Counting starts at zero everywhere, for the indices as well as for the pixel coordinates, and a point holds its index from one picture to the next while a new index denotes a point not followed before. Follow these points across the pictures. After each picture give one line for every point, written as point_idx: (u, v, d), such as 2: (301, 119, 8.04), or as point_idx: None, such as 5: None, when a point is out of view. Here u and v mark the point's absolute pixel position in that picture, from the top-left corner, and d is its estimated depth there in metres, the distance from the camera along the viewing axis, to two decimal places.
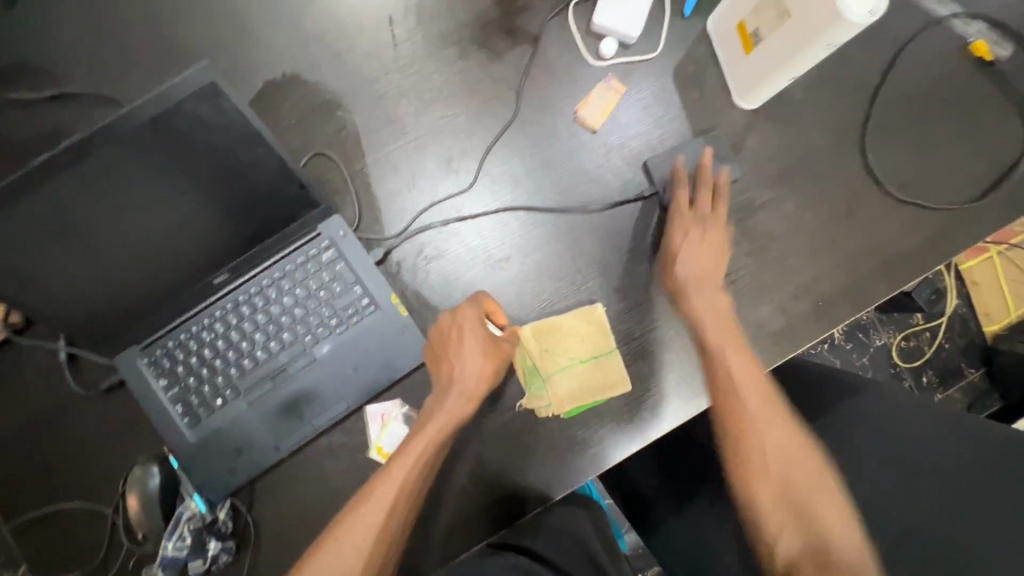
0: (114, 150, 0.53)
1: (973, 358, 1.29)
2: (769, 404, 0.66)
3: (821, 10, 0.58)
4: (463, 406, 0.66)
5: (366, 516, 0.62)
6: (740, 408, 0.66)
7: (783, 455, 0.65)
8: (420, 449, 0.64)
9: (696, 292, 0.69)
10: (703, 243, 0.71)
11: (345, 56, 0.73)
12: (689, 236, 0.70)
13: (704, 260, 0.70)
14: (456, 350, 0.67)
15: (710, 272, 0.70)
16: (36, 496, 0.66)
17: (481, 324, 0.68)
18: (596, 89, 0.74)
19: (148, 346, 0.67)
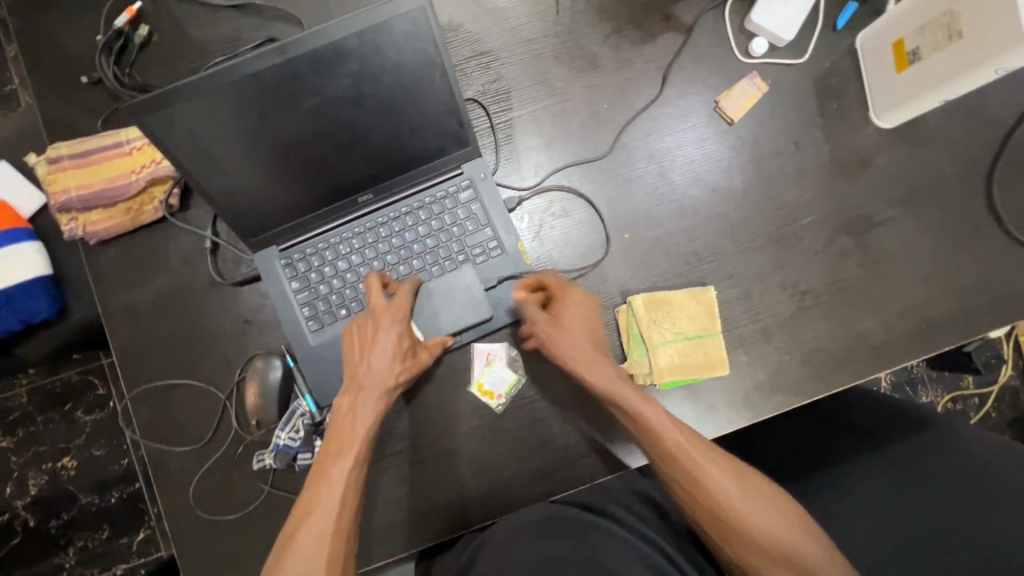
0: (324, 53, 0.58)
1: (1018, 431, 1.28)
2: (726, 467, 0.61)
3: (1001, 32, 0.59)
4: (379, 405, 0.63)
5: (318, 521, 0.56)
6: (697, 472, 0.60)
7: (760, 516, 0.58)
8: (354, 451, 0.60)
9: (604, 376, 0.64)
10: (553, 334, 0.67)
11: (508, 12, 0.77)
12: (572, 306, 0.68)
13: (565, 342, 0.66)
14: (368, 345, 0.64)
15: (585, 335, 0.67)
16: (161, 368, 0.70)
17: (392, 309, 0.65)
18: (739, 83, 0.77)
19: (287, 248, 0.71)
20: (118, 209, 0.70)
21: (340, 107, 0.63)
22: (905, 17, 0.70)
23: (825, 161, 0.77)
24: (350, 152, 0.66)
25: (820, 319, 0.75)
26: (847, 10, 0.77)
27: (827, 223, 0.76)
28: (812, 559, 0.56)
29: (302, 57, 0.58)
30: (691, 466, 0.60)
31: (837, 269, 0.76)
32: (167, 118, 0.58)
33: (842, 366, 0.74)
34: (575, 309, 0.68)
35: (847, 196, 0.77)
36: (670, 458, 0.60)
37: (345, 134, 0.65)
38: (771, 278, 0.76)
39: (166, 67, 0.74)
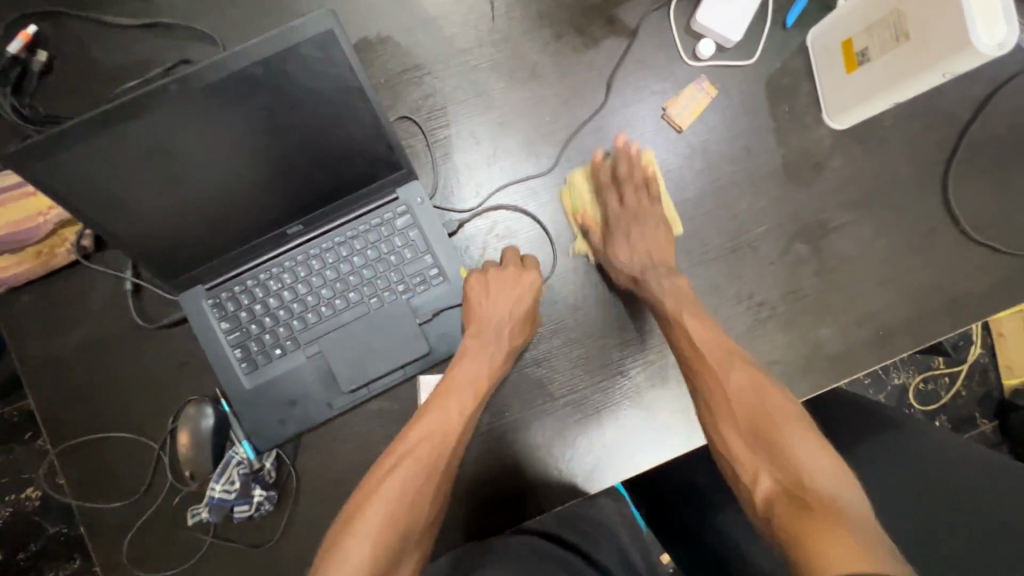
0: (229, 83, 0.54)
1: (988, 409, 1.24)
2: (736, 364, 0.63)
3: (945, 37, 0.56)
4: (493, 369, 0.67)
5: (411, 461, 0.62)
6: (710, 377, 0.63)
7: (761, 407, 0.60)
8: (460, 407, 0.65)
9: (656, 275, 0.69)
10: (648, 232, 0.71)
11: (441, 21, 0.72)
12: (635, 226, 0.72)
13: (655, 246, 0.71)
14: (483, 306, 0.67)
15: (646, 250, 0.70)
16: (87, 422, 0.66)
17: (512, 275, 0.69)
18: (687, 89, 0.73)
19: (213, 287, 0.66)
20: (27, 253, 0.65)
21: (254, 138, 0.58)
22: (854, 15, 0.67)
23: (779, 167, 0.74)
24: (269, 185, 0.62)
25: (777, 331, 0.73)
26: (796, 8, 0.74)
27: (782, 231, 0.74)
28: (846, 503, 0.52)
29: (206, 89, 0.54)
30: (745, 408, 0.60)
31: (793, 279, 0.74)
32: (60, 162, 0.53)
33: (801, 378, 0.73)
34: (644, 226, 0.72)
35: (802, 202, 0.74)
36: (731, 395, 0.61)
37: (263, 167, 0.60)
38: (727, 290, 0.73)
39: (71, 95, 0.68)
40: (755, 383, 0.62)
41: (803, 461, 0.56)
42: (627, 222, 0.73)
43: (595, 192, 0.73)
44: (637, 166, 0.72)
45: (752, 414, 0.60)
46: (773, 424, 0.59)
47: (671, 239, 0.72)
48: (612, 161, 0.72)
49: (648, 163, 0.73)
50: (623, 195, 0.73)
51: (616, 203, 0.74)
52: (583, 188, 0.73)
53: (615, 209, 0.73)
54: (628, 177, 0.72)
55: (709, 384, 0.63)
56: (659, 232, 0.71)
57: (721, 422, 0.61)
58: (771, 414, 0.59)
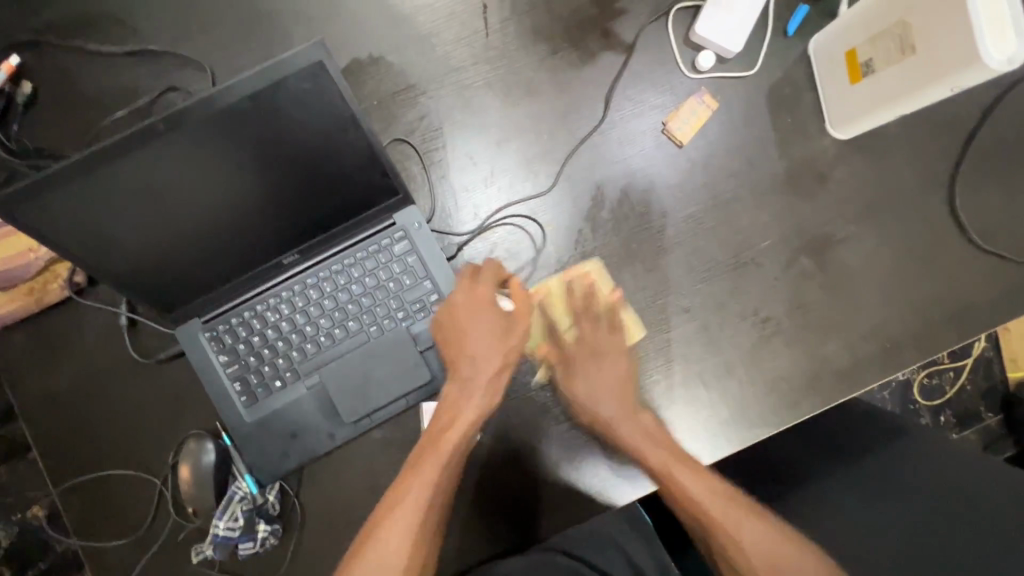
0: (218, 117, 0.52)
1: (993, 403, 1.17)
2: (737, 507, 0.59)
3: (952, 51, 0.55)
4: (482, 400, 0.63)
5: (402, 520, 0.57)
6: (717, 529, 0.59)
7: (775, 557, 0.56)
8: (449, 449, 0.60)
9: (626, 419, 0.65)
10: (610, 375, 0.67)
11: (434, 40, 0.70)
12: (591, 369, 0.67)
13: (619, 389, 0.67)
14: (464, 330, 0.64)
15: (607, 399, 0.66)
16: (87, 459, 0.65)
17: (486, 298, 0.65)
18: (687, 102, 0.72)
19: (210, 319, 0.65)
20: (20, 291, 0.64)
21: (246, 170, 0.57)
22: (858, 24, 0.65)
23: (782, 179, 0.73)
24: (263, 216, 0.60)
25: (782, 347, 0.72)
26: (797, 15, 0.72)
27: (785, 245, 0.73)
28: None
29: (195, 125, 0.52)
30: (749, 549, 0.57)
31: (798, 293, 0.73)
32: (47, 204, 0.51)
33: (808, 394, 0.72)
34: (607, 366, 0.67)
35: (806, 214, 0.73)
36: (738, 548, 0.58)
37: (255, 198, 0.59)
38: (730, 307, 0.72)
39: (58, 125, 0.67)
40: (750, 513, 0.59)
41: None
42: (584, 358, 0.68)
43: (549, 327, 0.69)
44: (594, 295, 0.69)
45: (769, 562, 0.56)
46: (789, 564, 0.56)
47: (632, 368, 0.68)
48: (566, 291, 0.69)
49: (605, 289, 0.70)
50: (580, 329, 0.69)
51: (570, 338, 0.69)
52: (535, 323, 0.70)
53: (573, 343, 0.69)
54: (587, 307, 0.69)
55: (716, 538, 0.59)
56: (618, 370, 0.68)
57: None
58: (789, 565, 0.56)
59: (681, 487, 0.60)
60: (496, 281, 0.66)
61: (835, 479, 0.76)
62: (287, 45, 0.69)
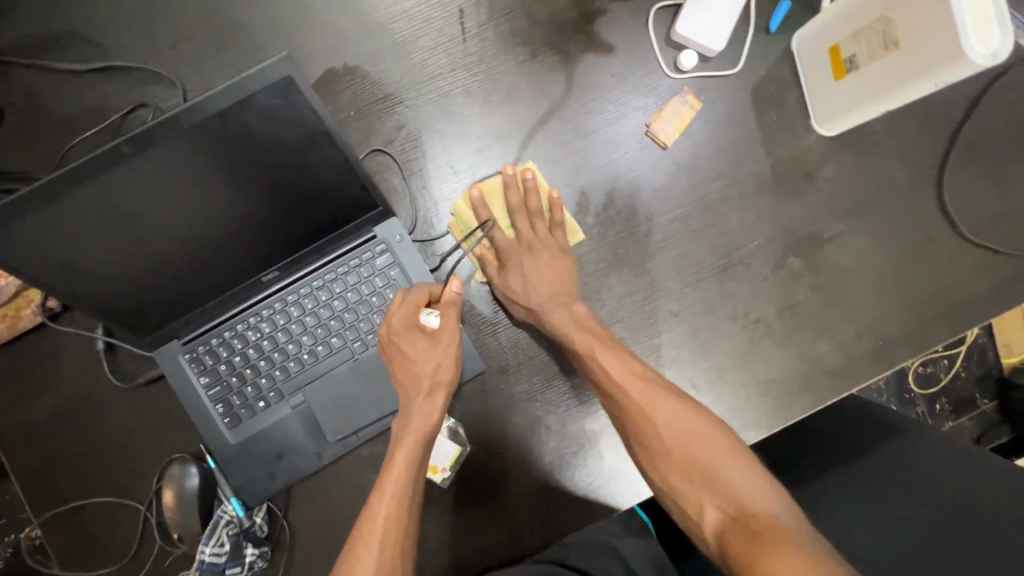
0: (186, 138, 0.51)
1: (986, 389, 1.15)
2: (653, 389, 0.60)
3: (937, 46, 0.54)
4: (425, 423, 0.60)
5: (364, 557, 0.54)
6: (629, 408, 0.60)
7: (686, 434, 0.58)
8: (395, 481, 0.57)
9: (555, 308, 0.66)
10: (543, 267, 0.68)
11: (410, 47, 0.69)
12: (529, 265, 0.68)
13: (552, 280, 0.67)
14: (398, 351, 0.62)
15: (546, 287, 0.67)
16: (68, 488, 0.64)
17: (413, 318, 0.62)
18: (670, 103, 0.71)
19: (190, 341, 0.64)
20: None
21: (219, 190, 0.55)
22: (841, 19, 0.64)
23: (769, 178, 0.72)
24: (239, 235, 0.59)
25: (774, 348, 0.71)
26: (779, 11, 0.71)
27: (774, 246, 0.72)
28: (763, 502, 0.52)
29: (162, 147, 0.50)
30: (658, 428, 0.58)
31: (788, 293, 0.72)
32: (11, 233, 0.50)
33: (800, 395, 0.71)
34: (543, 264, 0.68)
35: (794, 213, 0.72)
36: (653, 431, 0.59)
37: (230, 217, 0.58)
38: (721, 310, 0.71)
39: (26, 148, 0.65)
40: (666, 394, 0.60)
41: (734, 481, 0.54)
42: (523, 255, 0.69)
43: (483, 221, 0.69)
44: (533, 192, 0.68)
45: (679, 444, 0.57)
46: (693, 439, 0.57)
47: (574, 271, 0.69)
48: (505, 187, 0.68)
49: (545, 189, 0.69)
50: (517, 226, 0.69)
51: (508, 236, 0.70)
52: (471, 214, 0.69)
53: (509, 242, 0.70)
54: (525, 205, 0.69)
55: (627, 416, 0.60)
56: (557, 264, 0.68)
57: (655, 458, 0.58)
58: (698, 442, 0.57)
59: (599, 365, 0.62)
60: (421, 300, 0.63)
61: (830, 479, 0.75)
62: (259, 57, 0.67)
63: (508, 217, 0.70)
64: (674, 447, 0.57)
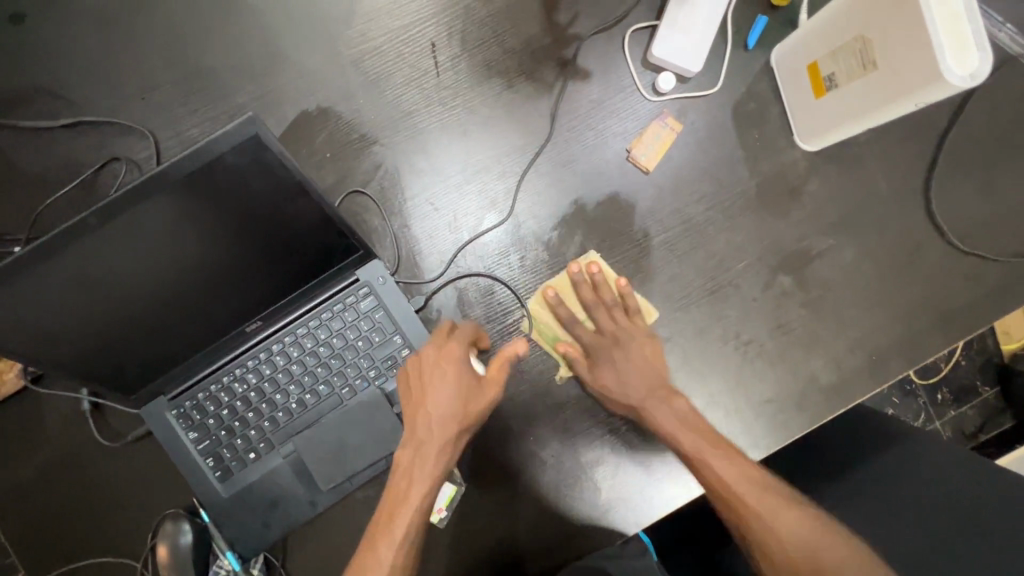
0: (156, 202, 0.49)
1: (987, 375, 1.13)
2: (767, 493, 0.57)
3: (915, 67, 0.53)
4: (442, 467, 0.59)
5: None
6: (744, 512, 0.56)
7: (739, 479, 0.58)
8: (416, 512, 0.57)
9: (657, 404, 0.64)
10: (635, 362, 0.67)
11: (384, 85, 0.68)
12: (617, 360, 0.67)
13: (644, 375, 0.66)
14: (433, 385, 0.61)
15: (644, 384, 0.66)
16: (62, 548, 0.64)
17: (452, 361, 0.62)
18: (650, 126, 0.70)
19: (176, 396, 0.63)
20: None
21: (194, 248, 0.54)
22: (818, 37, 0.63)
23: (753, 196, 0.71)
24: (219, 290, 0.58)
25: (767, 368, 0.71)
26: (756, 27, 0.70)
27: (762, 264, 0.71)
28: (831, 563, 0.52)
29: (131, 212, 0.49)
30: (716, 473, 0.58)
31: (779, 312, 0.71)
32: None
33: (796, 414, 0.70)
34: (633, 360, 0.67)
35: (781, 230, 0.71)
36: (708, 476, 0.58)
37: (206, 274, 0.57)
38: (711, 332, 0.71)
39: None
40: (716, 441, 0.61)
41: (808, 546, 0.53)
42: (609, 351, 0.68)
43: (564, 320, 0.68)
44: (602, 285, 0.68)
45: (798, 556, 0.53)
46: (756, 491, 0.57)
47: (662, 352, 0.68)
48: (575, 284, 0.68)
49: (612, 278, 0.69)
50: (597, 319, 0.69)
51: (588, 329, 0.69)
52: (549, 317, 0.69)
53: (591, 338, 0.69)
54: (598, 296, 0.68)
55: (716, 496, 0.58)
56: (645, 361, 0.67)
57: (765, 565, 0.55)
58: (756, 491, 0.57)
59: (710, 469, 0.58)
60: (462, 342, 0.63)
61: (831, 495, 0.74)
62: (229, 103, 0.66)
63: (584, 310, 0.70)
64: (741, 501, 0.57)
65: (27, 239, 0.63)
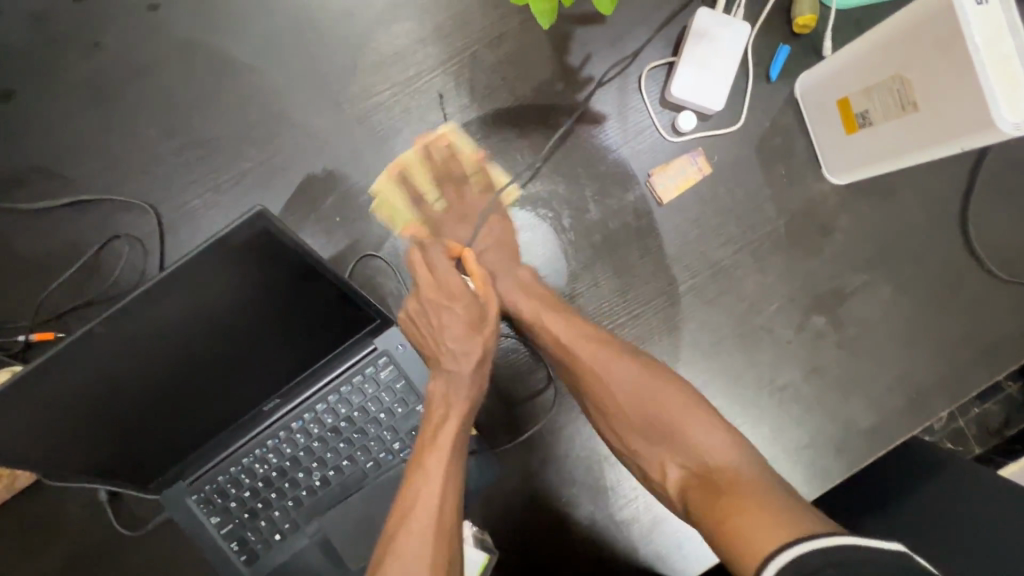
0: (168, 302, 0.47)
1: None
2: (607, 349, 0.60)
3: (959, 112, 0.50)
4: (471, 388, 0.58)
5: (418, 523, 0.52)
6: (596, 384, 0.59)
7: (574, 340, 0.59)
8: (439, 455, 0.55)
9: (504, 276, 0.62)
10: (468, 237, 0.63)
11: (391, 140, 0.65)
12: (484, 236, 0.63)
13: (476, 251, 0.63)
14: (435, 323, 0.58)
15: (507, 262, 0.63)
16: None
17: (455, 290, 0.59)
18: (680, 159, 0.67)
19: (196, 481, 0.61)
20: None
21: (207, 341, 0.52)
22: (848, 71, 0.60)
23: (783, 235, 0.68)
24: (237, 376, 0.56)
25: (804, 413, 0.68)
26: (778, 58, 0.66)
27: (795, 305, 0.68)
28: (695, 438, 0.55)
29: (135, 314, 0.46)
30: (564, 346, 0.59)
31: (814, 354, 0.68)
32: None
33: (837, 459, 0.67)
34: (503, 235, 0.63)
35: (813, 268, 0.68)
36: (564, 354, 0.60)
37: (224, 361, 0.54)
38: (744, 379, 0.68)
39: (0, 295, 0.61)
40: (565, 314, 0.61)
41: (676, 416, 0.56)
42: (454, 223, 0.63)
43: (437, 180, 0.63)
44: (457, 157, 0.63)
45: (648, 409, 0.57)
46: (604, 363, 0.59)
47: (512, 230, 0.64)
48: (426, 154, 0.63)
49: (467, 151, 0.64)
50: (444, 193, 0.63)
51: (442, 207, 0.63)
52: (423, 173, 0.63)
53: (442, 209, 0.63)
54: (447, 169, 0.63)
55: (579, 379, 0.59)
56: (507, 237, 0.64)
57: (612, 420, 0.58)
58: (605, 359, 0.59)
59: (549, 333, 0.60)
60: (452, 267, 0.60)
61: None
62: (232, 169, 0.63)
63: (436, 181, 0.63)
64: (603, 386, 0.58)
65: (30, 327, 0.61)
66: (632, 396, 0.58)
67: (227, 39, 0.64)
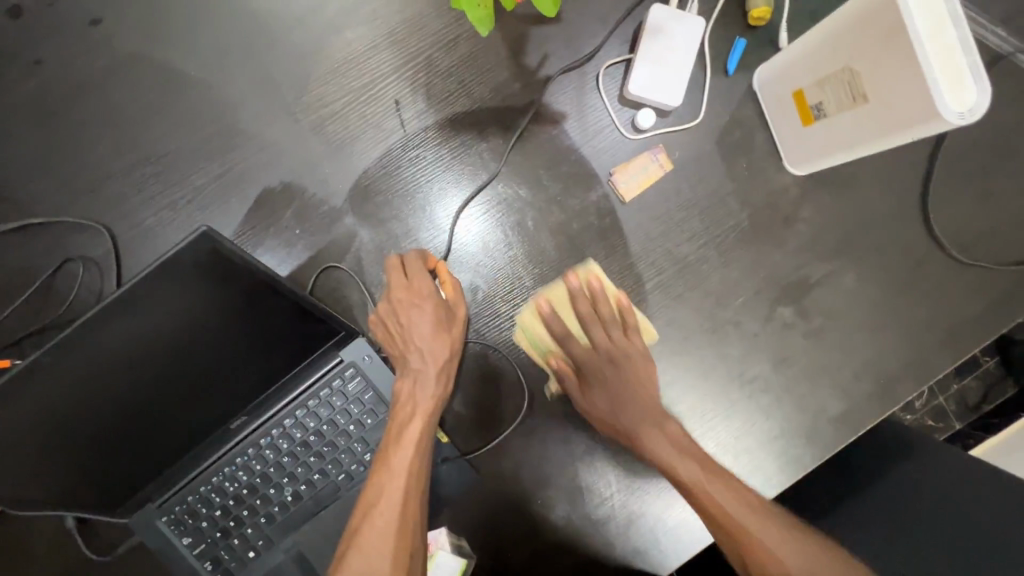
0: (122, 324, 0.47)
1: None
2: (725, 478, 0.56)
3: (907, 103, 0.50)
4: (437, 386, 0.59)
5: (380, 519, 0.52)
6: (721, 507, 0.53)
7: (689, 463, 0.56)
8: (404, 455, 0.55)
9: (649, 430, 0.58)
10: (631, 386, 0.61)
11: (350, 150, 0.64)
12: (640, 371, 0.62)
13: (639, 398, 0.60)
14: (405, 324, 0.60)
15: (649, 407, 0.60)
16: None
17: (421, 292, 0.60)
18: (640, 156, 0.66)
19: (165, 502, 0.60)
20: None
21: (164, 363, 0.52)
22: (802, 63, 0.60)
23: (747, 227, 0.68)
24: (199, 395, 0.56)
25: (775, 404, 0.68)
26: (734, 51, 0.66)
27: (761, 297, 0.69)
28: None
29: (87, 336, 0.47)
30: (685, 472, 0.55)
31: (783, 345, 0.69)
32: None
33: (808, 448, 0.68)
34: (641, 366, 0.62)
35: (778, 260, 0.69)
36: (678, 476, 0.55)
37: (184, 381, 0.54)
38: (714, 373, 0.68)
39: None
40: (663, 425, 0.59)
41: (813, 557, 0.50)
42: (604, 369, 0.62)
43: (556, 330, 0.62)
44: (602, 298, 0.62)
45: (785, 546, 0.50)
46: (727, 488, 0.54)
47: (655, 372, 0.62)
48: (572, 297, 0.62)
49: (611, 292, 0.64)
50: (594, 336, 0.62)
51: (584, 345, 0.63)
52: (541, 329, 0.64)
53: (592, 356, 0.62)
54: (596, 311, 0.62)
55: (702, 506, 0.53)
56: (648, 382, 0.62)
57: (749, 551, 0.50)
58: (727, 487, 0.54)
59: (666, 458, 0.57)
60: (425, 270, 0.61)
61: None
62: (188, 186, 0.62)
63: (581, 324, 0.63)
64: (731, 511, 0.52)
65: None
66: (761, 524, 0.52)
67: (177, 54, 0.62)
